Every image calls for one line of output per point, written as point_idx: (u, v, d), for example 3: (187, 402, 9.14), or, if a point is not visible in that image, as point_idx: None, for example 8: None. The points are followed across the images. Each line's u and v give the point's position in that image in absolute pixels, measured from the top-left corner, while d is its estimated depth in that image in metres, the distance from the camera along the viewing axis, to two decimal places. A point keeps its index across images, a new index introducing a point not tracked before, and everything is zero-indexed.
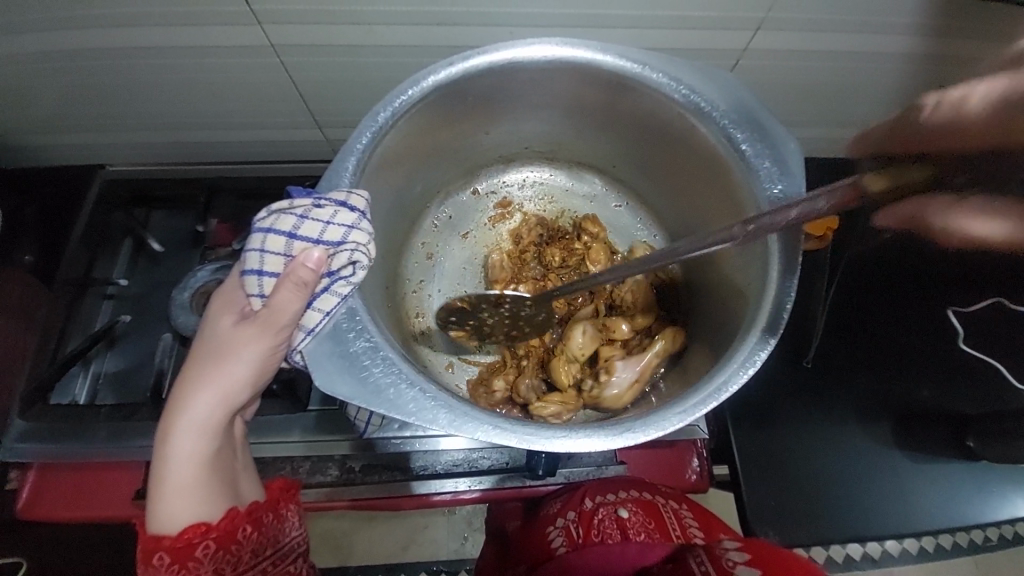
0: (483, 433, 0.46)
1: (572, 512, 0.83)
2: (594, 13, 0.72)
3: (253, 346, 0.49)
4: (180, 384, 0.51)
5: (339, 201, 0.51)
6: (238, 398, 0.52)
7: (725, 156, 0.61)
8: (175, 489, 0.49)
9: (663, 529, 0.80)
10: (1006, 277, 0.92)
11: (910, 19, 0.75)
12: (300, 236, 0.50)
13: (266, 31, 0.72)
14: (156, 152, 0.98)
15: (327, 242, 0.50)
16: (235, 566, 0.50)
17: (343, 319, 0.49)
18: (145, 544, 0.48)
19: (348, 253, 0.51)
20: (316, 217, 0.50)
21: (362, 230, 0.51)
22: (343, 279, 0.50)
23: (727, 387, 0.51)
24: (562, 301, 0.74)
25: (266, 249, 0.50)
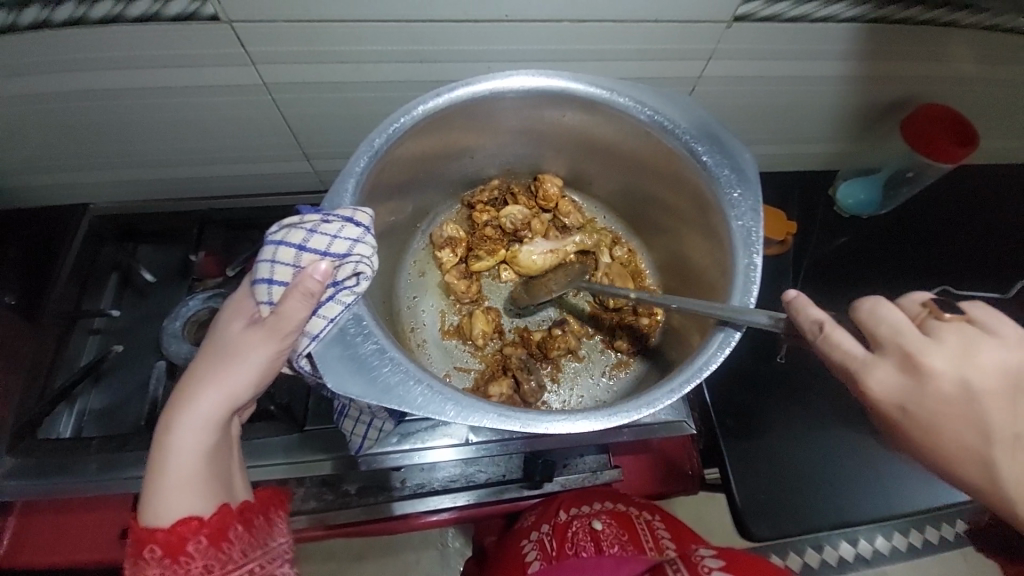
0: (490, 421, 0.49)
1: (546, 525, 0.83)
2: (566, 48, 0.80)
3: (258, 349, 0.50)
4: (188, 379, 0.52)
5: (346, 217, 0.54)
6: (241, 399, 0.52)
7: (690, 167, 0.67)
8: (175, 483, 0.48)
9: (637, 541, 0.79)
10: (945, 271, 1.06)
11: (840, 47, 0.85)
12: (309, 248, 0.52)
13: (260, 71, 0.77)
14: (143, 188, 1.00)
15: (334, 255, 0.52)
16: (223, 566, 0.48)
17: (350, 325, 0.52)
18: (138, 534, 0.48)
19: (353, 265, 0.52)
20: (324, 232, 0.53)
21: (366, 244, 0.53)
22: (347, 289, 0.52)
23: (708, 366, 0.55)
24: (494, 230, 0.80)
25: (276, 259, 0.52)
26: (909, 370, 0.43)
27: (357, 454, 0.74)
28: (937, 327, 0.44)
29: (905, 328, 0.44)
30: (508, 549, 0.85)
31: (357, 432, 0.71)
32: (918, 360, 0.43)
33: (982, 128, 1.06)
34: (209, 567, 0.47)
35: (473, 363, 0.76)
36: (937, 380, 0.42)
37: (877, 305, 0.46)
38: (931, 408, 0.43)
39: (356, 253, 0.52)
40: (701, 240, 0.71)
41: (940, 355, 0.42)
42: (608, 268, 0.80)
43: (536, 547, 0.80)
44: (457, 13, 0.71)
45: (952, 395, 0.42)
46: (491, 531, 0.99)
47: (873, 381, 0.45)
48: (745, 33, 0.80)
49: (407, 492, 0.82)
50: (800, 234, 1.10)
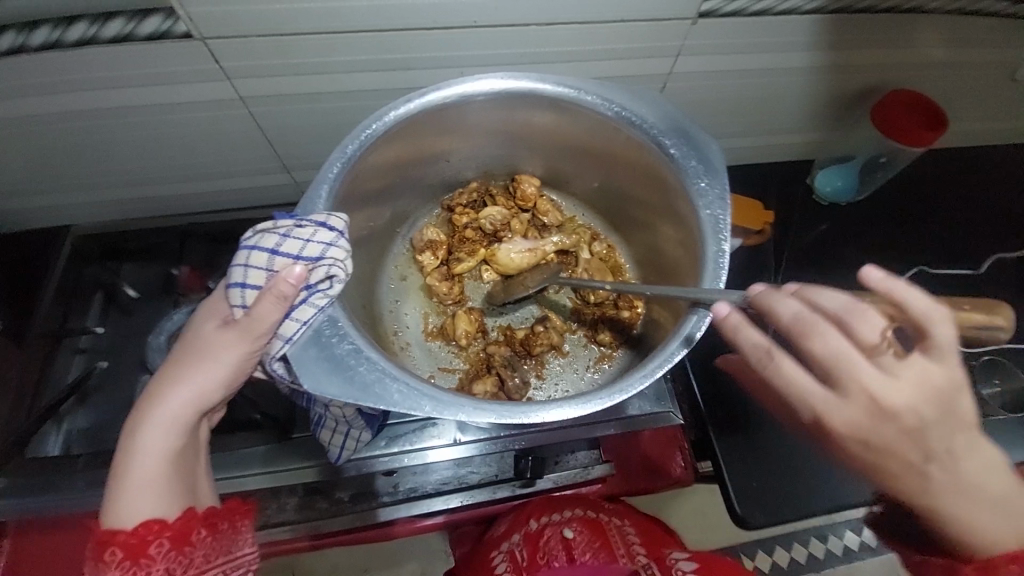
0: (466, 415, 0.49)
1: (517, 534, 0.86)
2: (535, 51, 0.81)
3: (230, 350, 0.51)
4: (161, 378, 0.53)
5: (320, 222, 0.55)
6: (212, 400, 0.53)
7: (659, 159, 0.69)
8: (141, 480, 0.49)
9: (608, 548, 0.85)
10: (925, 252, 1.09)
11: (804, 38, 0.87)
12: (282, 252, 0.53)
13: (235, 85, 0.78)
14: (125, 208, 1.01)
15: (307, 259, 0.53)
16: (185, 570, 0.48)
17: (324, 326, 0.52)
18: (100, 535, 0.48)
19: (326, 268, 0.53)
20: (297, 236, 0.53)
21: (340, 248, 0.54)
22: (321, 292, 0.53)
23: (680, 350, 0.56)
24: (474, 233, 0.82)
25: (249, 264, 0.53)
26: (863, 399, 0.46)
27: (337, 463, 0.73)
28: (880, 354, 0.46)
29: (847, 353, 0.46)
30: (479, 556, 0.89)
31: (336, 443, 0.70)
32: (864, 389, 0.45)
33: (950, 111, 1.09)
34: (171, 571, 0.47)
35: (457, 363, 0.77)
36: (888, 407, 0.45)
37: (816, 329, 0.47)
38: (887, 436, 0.46)
39: (329, 257, 0.53)
40: (674, 231, 0.73)
41: (883, 378, 0.45)
42: (588, 264, 0.81)
43: (506, 558, 0.85)
44: (425, 21, 0.73)
45: (900, 421, 0.46)
46: (465, 541, 1.01)
47: (833, 414, 0.47)
48: (709, 28, 0.82)
49: (400, 497, 0.83)
50: (780, 224, 1.11)
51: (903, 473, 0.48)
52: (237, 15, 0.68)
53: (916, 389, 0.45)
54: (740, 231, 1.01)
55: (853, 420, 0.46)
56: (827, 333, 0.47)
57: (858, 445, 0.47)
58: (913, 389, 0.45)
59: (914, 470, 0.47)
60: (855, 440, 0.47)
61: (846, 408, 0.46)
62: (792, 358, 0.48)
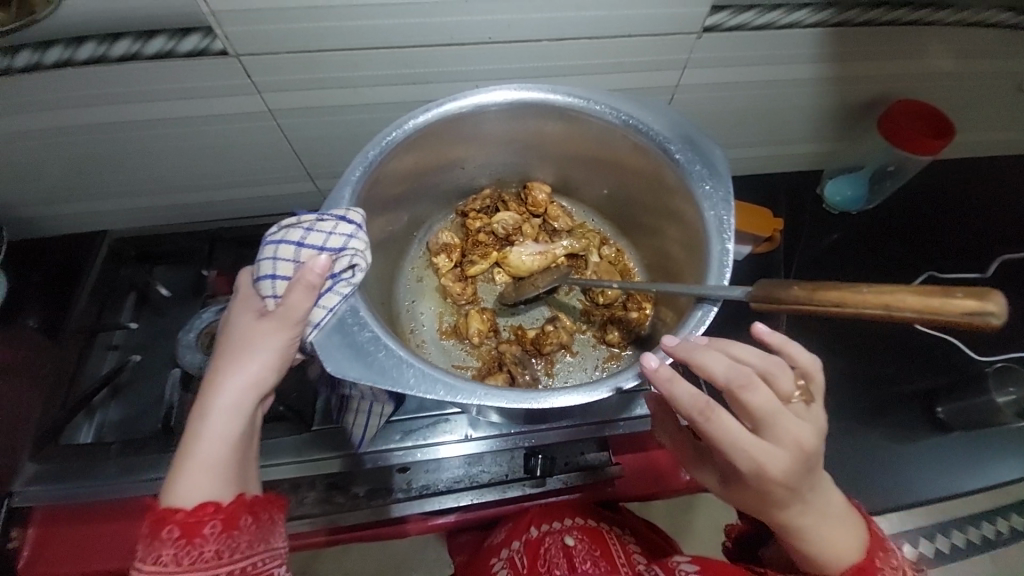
0: (477, 398, 0.53)
1: (517, 542, 0.86)
2: (547, 65, 0.86)
3: (276, 337, 0.53)
4: (213, 368, 0.54)
5: (340, 216, 0.59)
6: (264, 387, 0.54)
7: (665, 165, 0.71)
8: (201, 467, 0.50)
9: (608, 556, 0.83)
10: (933, 260, 1.11)
11: (809, 51, 0.90)
12: (307, 244, 0.57)
13: (266, 98, 0.84)
14: (158, 214, 1.06)
15: (330, 249, 0.57)
16: (233, 553, 0.49)
17: (348, 316, 0.57)
18: (156, 516, 0.49)
19: (348, 258, 0.57)
20: (320, 229, 0.58)
21: (360, 239, 0.58)
22: (345, 280, 0.57)
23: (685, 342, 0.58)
24: (485, 235, 0.84)
25: (277, 257, 0.57)
26: (793, 448, 0.51)
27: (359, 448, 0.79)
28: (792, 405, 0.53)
29: (777, 406, 0.51)
30: (478, 562, 0.90)
31: (357, 424, 0.76)
32: (794, 439, 0.51)
33: (959, 121, 1.10)
34: (221, 552, 0.49)
35: (470, 360, 0.79)
36: (806, 451, 0.52)
37: (752, 384, 0.49)
38: (801, 476, 0.53)
39: (351, 248, 0.57)
40: (681, 233, 0.75)
41: (804, 427, 0.52)
42: (596, 267, 0.84)
43: (506, 565, 0.84)
44: (443, 38, 0.78)
45: (810, 461, 0.52)
46: (464, 548, 1.01)
47: (770, 464, 0.51)
48: (714, 42, 0.85)
49: (413, 494, 0.83)
50: (790, 232, 1.13)
51: (801, 504, 0.55)
52: (271, 33, 0.73)
53: (818, 429, 0.53)
54: (750, 238, 1.02)
55: (786, 467, 0.51)
56: (761, 387, 0.50)
57: (781, 487, 0.53)
58: (817, 429, 0.53)
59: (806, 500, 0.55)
60: (781, 483, 0.52)
61: (776, 460, 0.51)
62: (729, 413, 0.51)
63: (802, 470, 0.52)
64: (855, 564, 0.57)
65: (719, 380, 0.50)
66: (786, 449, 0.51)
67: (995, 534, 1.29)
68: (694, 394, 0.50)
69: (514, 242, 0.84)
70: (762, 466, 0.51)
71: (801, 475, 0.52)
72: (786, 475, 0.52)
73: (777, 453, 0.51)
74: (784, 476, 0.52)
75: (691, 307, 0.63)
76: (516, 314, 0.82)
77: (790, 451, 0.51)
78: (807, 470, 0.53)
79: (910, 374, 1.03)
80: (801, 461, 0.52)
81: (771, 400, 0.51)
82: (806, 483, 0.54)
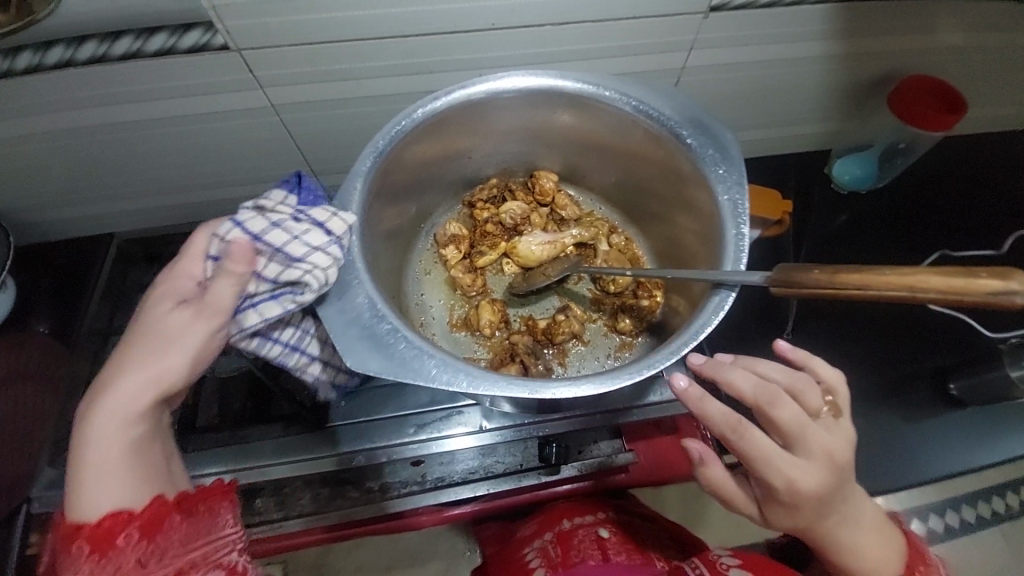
0: (500, 388, 0.53)
1: (549, 533, 0.88)
2: (553, 50, 0.84)
3: (191, 335, 0.51)
4: (113, 366, 0.51)
5: (317, 221, 0.57)
6: (172, 389, 0.52)
7: (676, 149, 0.70)
8: (99, 472, 0.49)
9: (642, 549, 0.83)
10: (944, 238, 1.10)
11: (818, 27, 0.88)
12: (265, 239, 0.54)
13: (267, 93, 0.83)
14: (162, 215, 1.06)
15: (287, 254, 0.54)
16: (160, 557, 0.49)
17: (368, 312, 0.57)
18: (66, 529, 0.49)
19: (303, 271, 0.54)
20: (286, 228, 0.55)
21: (323, 255, 0.55)
22: (291, 294, 0.55)
23: (704, 328, 0.58)
24: (493, 225, 0.84)
25: (229, 240, 0.55)
26: (824, 461, 0.53)
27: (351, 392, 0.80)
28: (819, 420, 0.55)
29: (804, 419, 0.53)
30: (509, 556, 0.90)
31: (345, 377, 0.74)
32: (825, 452, 0.53)
33: (971, 96, 1.08)
34: (141, 559, 0.48)
35: (482, 352, 0.79)
36: (836, 466, 0.53)
37: (779, 399, 0.52)
38: (834, 491, 0.54)
39: (309, 262, 0.54)
40: (692, 219, 0.74)
41: (832, 439, 0.54)
42: (607, 255, 0.83)
43: (539, 554, 0.85)
44: (445, 26, 0.76)
45: (841, 476, 0.54)
46: (492, 540, 1.01)
47: (804, 478, 0.52)
48: (722, 21, 0.84)
49: (427, 486, 0.84)
50: (798, 214, 1.11)
51: (836, 520, 0.56)
52: (270, 27, 0.72)
53: (847, 441, 0.55)
54: (759, 222, 1.01)
55: (820, 482, 0.53)
56: (788, 402, 0.53)
57: (817, 502, 0.54)
58: (846, 442, 0.55)
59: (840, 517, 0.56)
60: (816, 498, 0.53)
61: (810, 475, 0.52)
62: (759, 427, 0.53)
63: (835, 486, 0.54)
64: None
65: (748, 397, 0.53)
66: (818, 464, 0.53)
67: (1006, 509, 1.30)
68: (724, 411, 0.53)
69: (524, 232, 0.83)
70: (798, 482, 0.52)
71: (834, 490, 0.54)
72: (821, 490, 0.53)
73: (809, 467, 0.52)
74: (818, 493, 0.53)
75: (708, 292, 0.62)
76: (528, 302, 0.83)
77: (822, 464, 0.53)
78: (838, 485, 0.54)
79: (921, 354, 1.02)
80: (833, 474, 0.53)
81: (800, 415, 0.53)
82: (838, 500, 0.55)
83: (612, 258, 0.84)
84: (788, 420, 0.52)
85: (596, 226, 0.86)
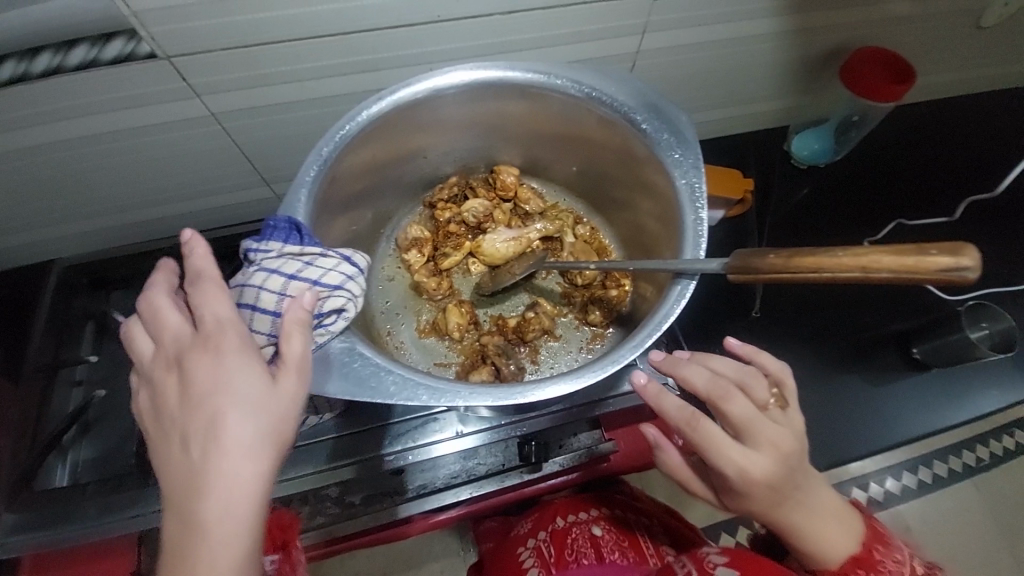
0: (462, 399, 0.52)
1: (543, 531, 0.89)
2: (503, 40, 0.82)
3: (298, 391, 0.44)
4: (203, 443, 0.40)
5: (344, 255, 0.59)
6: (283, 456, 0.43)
7: (632, 135, 0.69)
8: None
9: (636, 547, 0.85)
10: (900, 205, 1.13)
11: (767, 4, 0.88)
12: (301, 277, 0.55)
13: (205, 102, 0.78)
14: (107, 237, 1.00)
15: (325, 284, 0.56)
16: None
17: (341, 353, 0.55)
18: None
19: (341, 298, 0.56)
20: (321, 264, 0.57)
21: (357, 283, 0.58)
22: (325, 328, 0.54)
23: (668, 318, 0.57)
24: (455, 224, 0.82)
25: (263, 286, 0.54)
26: (772, 451, 0.54)
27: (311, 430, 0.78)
28: (772, 413, 0.56)
29: (753, 412, 0.55)
30: (505, 554, 0.91)
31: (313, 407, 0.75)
32: (772, 444, 0.54)
33: (918, 65, 1.10)
34: None
35: (452, 356, 0.77)
36: (788, 455, 0.55)
37: (730, 393, 0.55)
38: (788, 481, 0.56)
39: (348, 290, 0.57)
40: (654, 205, 0.73)
41: (782, 431, 0.55)
42: (573, 248, 0.82)
43: (533, 554, 0.86)
44: (389, 20, 0.73)
45: (794, 466, 0.56)
46: (489, 536, 1.01)
47: (753, 467, 0.54)
48: (672, 3, 0.82)
49: (411, 495, 0.82)
50: (761, 191, 1.12)
51: (792, 508, 0.58)
52: (200, 31, 0.68)
53: (796, 432, 0.57)
54: (722, 203, 1.02)
55: (771, 471, 0.54)
56: (739, 395, 0.55)
57: (768, 490, 0.55)
58: (795, 434, 0.56)
59: (795, 505, 0.58)
60: (767, 486, 0.55)
61: (760, 464, 0.54)
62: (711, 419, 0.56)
63: (786, 476, 0.55)
64: (852, 556, 0.61)
65: (699, 391, 0.56)
66: (766, 454, 0.54)
67: (975, 461, 1.36)
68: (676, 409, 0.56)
69: (487, 231, 0.81)
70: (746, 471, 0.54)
71: (787, 479, 0.56)
72: (772, 478, 0.55)
73: (758, 456, 0.54)
74: (769, 482, 0.55)
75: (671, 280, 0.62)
76: (495, 301, 0.81)
77: (769, 454, 0.54)
78: (790, 475, 0.56)
79: (883, 321, 1.05)
80: (784, 462, 0.55)
81: (746, 408, 0.55)
82: (792, 489, 0.56)
83: (578, 250, 0.82)
84: (737, 412, 0.55)
85: (559, 218, 0.85)
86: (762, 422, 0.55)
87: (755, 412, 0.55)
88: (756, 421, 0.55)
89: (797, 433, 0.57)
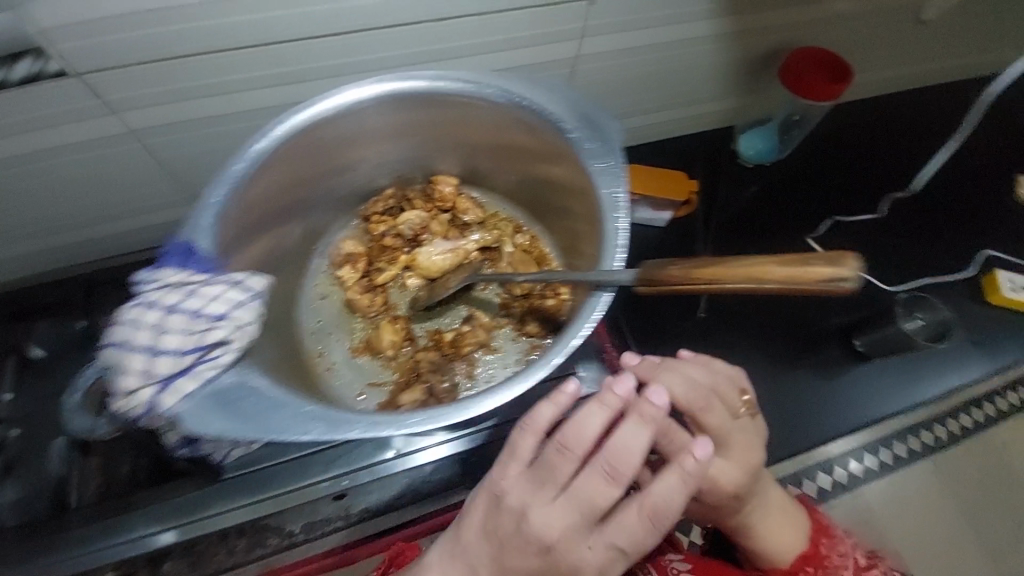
0: (356, 432, 0.53)
1: None
2: (435, 49, 0.81)
3: None
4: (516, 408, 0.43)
5: (230, 284, 0.60)
6: None
7: (562, 144, 0.69)
8: None
9: None
10: (839, 202, 1.16)
11: (699, 6, 0.88)
12: (180, 309, 0.57)
13: (122, 118, 0.75)
14: (28, 262, 0.96)
15: (209, 315, 0.57)
16: None
17: (230, 387, 0.55)
18: None
19: (224, 329, 0.56)
20: (203, 294, 0.57)
21: (242, 312, 0.58)
22: (209, 361, 0.55)
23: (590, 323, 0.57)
24: (392, 238, 0.81)
25: (139, 321, 0.56)
26: (741, 462, 0.63)
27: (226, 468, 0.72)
28: (740, 422, 0.64)
29: (727, 424, 0.63)
30: None
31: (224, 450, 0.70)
32: (742, 456, 0.63)
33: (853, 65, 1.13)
34: None
35: (385, 375, 0.75)
36: (754, 463, 0.64)
37: (708, 406, 0.61)
38: (750, 483, 0.65)
39: (232, 318, 0.57)
40: (585, 212, 0.73)
41: (749, 442, 0.64)
42: (511, 257, 0.82)
43: None
44: (311, 30, 0.71)
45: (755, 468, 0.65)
46: None
47: (724, 478, 0.63)
48: (601, 10, 0.82)
49: (354, 519, 0.81)
50: (706, 192, 1.13)
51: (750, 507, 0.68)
52: (107, 45, 0.65)
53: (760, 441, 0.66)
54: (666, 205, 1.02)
55: (738, 477, 0.63)
56: (715, 407, 0.62)
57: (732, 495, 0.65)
58: (759, 442, 0.66)
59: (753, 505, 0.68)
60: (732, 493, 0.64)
61: (730, 473, 0.63)
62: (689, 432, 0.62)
63: (750, 482, 0.65)
64: (802, 554, 0.71)
65: (682, 400, 0.61)
66: (735, 464, 0.63)
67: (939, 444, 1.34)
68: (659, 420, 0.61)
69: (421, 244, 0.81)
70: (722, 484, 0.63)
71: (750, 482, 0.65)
72: (741, 486, 0.64)
73: (728, 466, 0.63)
74: (735, 489, 0.64)
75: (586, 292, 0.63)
76: (432, 314, 0.80)
77: (738, 464, 0.63)
78: (752, 478, 0.65)
79: (828, 315, 1.07)
80: (750, 468, 0.64)
81: (716, 420, 0.62)
82: (751, 489, 0.66)
83: (515, 259, 0.82)
84: (714, 426, 0.62)
85: (497, 227, 0.84)
86: (732, 434, 0.63)
87: (727, 424, 0.63)
88: (727, 435, 0.63)
89: (758, 437, 0.66)
